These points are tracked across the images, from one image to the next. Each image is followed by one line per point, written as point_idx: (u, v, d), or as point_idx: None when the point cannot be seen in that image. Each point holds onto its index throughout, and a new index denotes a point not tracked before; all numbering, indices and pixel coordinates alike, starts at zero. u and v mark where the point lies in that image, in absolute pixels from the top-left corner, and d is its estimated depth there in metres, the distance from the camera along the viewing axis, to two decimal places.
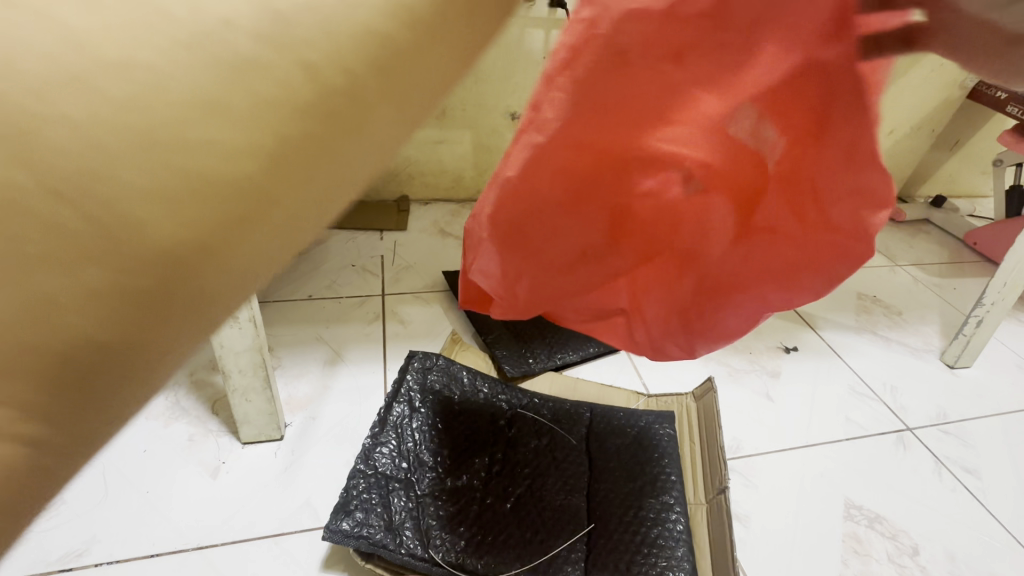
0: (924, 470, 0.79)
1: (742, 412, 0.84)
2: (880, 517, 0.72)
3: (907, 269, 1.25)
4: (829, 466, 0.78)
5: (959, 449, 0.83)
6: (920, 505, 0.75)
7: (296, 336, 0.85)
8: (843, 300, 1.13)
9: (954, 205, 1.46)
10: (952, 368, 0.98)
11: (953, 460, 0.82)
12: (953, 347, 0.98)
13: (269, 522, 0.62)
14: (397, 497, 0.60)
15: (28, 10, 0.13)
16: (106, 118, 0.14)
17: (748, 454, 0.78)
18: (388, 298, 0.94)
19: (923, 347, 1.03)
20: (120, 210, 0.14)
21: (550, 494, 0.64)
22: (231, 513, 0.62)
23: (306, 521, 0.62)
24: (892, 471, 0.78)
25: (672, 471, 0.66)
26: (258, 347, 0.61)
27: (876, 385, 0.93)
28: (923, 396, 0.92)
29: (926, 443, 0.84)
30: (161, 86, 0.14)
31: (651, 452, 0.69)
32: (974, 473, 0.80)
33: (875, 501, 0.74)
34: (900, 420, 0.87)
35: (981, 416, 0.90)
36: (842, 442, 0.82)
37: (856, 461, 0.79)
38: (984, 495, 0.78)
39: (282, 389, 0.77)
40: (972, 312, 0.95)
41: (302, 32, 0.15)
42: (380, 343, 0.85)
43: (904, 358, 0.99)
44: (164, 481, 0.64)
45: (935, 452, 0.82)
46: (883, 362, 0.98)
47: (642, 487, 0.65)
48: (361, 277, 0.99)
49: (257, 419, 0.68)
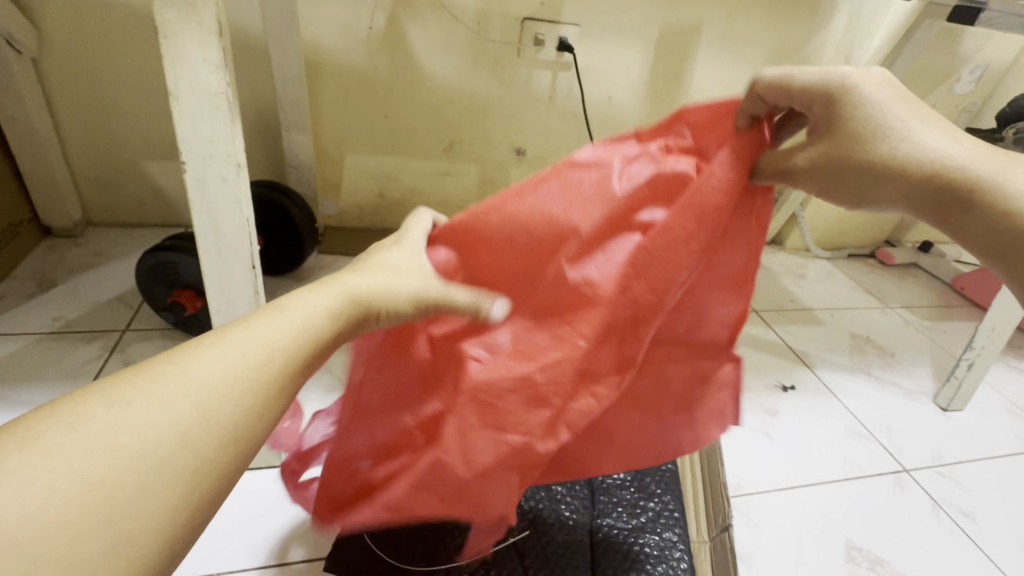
0: (922, 511, 0.80)
1: (742, 449, 0.84)
2: (881, 560, 0.72)
3: (898, 311, 1.28)
4: (829, 506, 0.78)
5: (956, 492, 0.84)
6: (917, 544, 0.75)
7: None
8: (838, 339, 1.15)
9: (940, 250, 1.51)
10: (945, 411, 1.00)
11: (950, 503, 0.82)
12: (945, 390, 1.00)
13: (269, 553, 0.60)
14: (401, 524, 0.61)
15: (168, 389, 0.26)
16: (206, 388, 0.27)
17: (749, 493, 0.78)
18: None
19: (917, 389, 1.04)
20: (218, 447, 0.26)
21: (554, 529, 0.63)
22: (226, 544, 0.60)
23: (306, 552, 0.61)
24: (891, 511, 0.79)
25: (675, 508, 0.66)
26: None
27: (872, 426, 0.94)
28: (919, 438, 0.93)
29: (923, 484, 0.84)
30: (235, 383, 0.28)
31: (653, 488, 0.69)
32: (971, 516, 0.81)
33: (875, 544, 0.74)
34: (896, 461, 0.88)
35: (974, 459, 0.91)
36: (841, 482, 0.82)
37: (857, 507, 0.79)
38: (981, 539, 0.78)
39: None
40: (963, 355, 0.98)
41: (296, 353, 0.31)
42: None
43: (899, 400, 1.01)
44: None
45: (933, 494, 0.83)
46: (878, 403, 0.99)
47: (644, 524, 0.64)
48: None
49: None
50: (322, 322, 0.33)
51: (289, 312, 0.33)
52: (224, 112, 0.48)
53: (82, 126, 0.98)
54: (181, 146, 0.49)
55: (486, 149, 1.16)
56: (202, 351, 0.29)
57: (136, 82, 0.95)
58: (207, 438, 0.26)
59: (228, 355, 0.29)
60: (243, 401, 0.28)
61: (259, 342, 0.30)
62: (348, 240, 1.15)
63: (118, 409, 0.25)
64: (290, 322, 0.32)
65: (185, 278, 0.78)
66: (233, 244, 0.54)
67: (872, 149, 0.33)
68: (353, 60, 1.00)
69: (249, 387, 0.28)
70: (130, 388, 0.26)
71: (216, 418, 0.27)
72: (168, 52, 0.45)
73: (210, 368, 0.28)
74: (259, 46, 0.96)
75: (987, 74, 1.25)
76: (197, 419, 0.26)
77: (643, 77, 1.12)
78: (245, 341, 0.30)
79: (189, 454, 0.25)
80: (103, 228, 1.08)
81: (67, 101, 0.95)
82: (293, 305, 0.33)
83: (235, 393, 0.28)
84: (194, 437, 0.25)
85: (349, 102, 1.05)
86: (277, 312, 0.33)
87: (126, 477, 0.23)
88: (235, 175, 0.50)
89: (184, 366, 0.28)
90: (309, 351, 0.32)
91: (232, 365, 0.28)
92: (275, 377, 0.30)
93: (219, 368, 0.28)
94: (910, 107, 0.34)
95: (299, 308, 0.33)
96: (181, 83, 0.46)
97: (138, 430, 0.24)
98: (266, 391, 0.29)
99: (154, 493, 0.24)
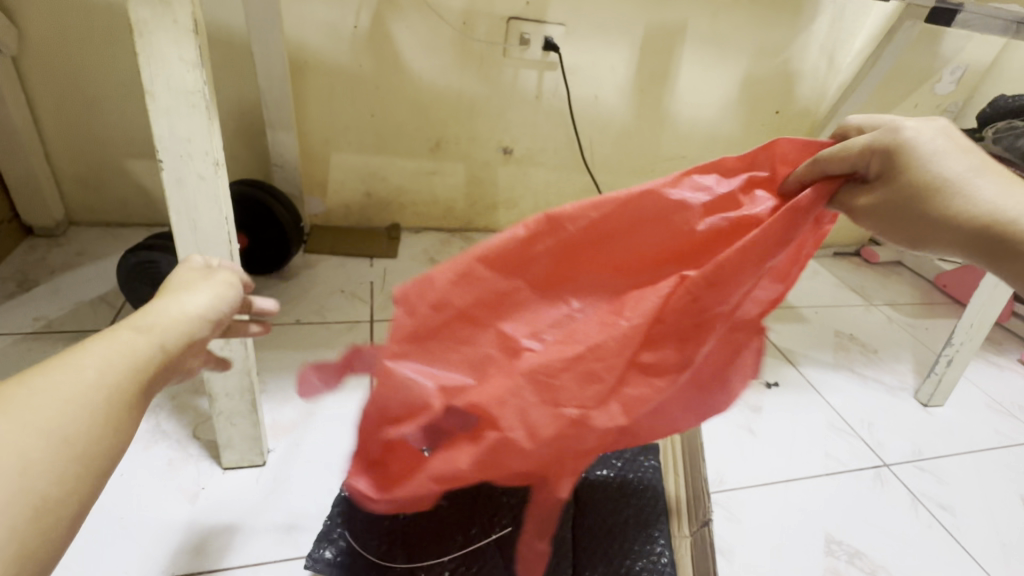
0: (901, 505, 0.81)
1: (725, 445, 0.85)
2: (860, 553, 0.73)
3: (881, 308, 1.30)
4: (810, 500, 0.79)
5: (934, 486, 0.85)
6: (896, 539, 0.76)
7: (282, 360, 0.85)
8: (822, 336, 1.16)
9: None
10: (925, 407, 1.01)
11: (929, 497, 0.83)
12: (926, 386, 1.01)
13: (248, 552, 0.60)
14: (381, 524, 0.61)
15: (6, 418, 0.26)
16: (47, 415, 0.27)
17: (731, 488, 0.79)
18: (376, 325, 0.95)
19: (899, 385, 1.06)
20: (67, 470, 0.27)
21: None
22: (205, 544, 0.60)
23: (286, 551, 0.61)
24: (870, 506, 0.80)
25: (657, 504, 0.67)
26: (246, 369, 0.61)
27: (854, 422, 0.95)
28: (900, 434, 0.94)
29: (902, 478, 0.86)
30: (81, 403, 0.29)
31: (636, 484, 0.69)
32: (949, 509, 0.82)
33: (855, 538, 0.75)
34: (877, 456, 0.89)
35: (954, 453, 0.92)
36: (822, 476, 0.83)
37: (837, 501, 0.80)
38: (958, 532, 0.79)
39: (267, 414, 0.76)
40: (943, 351, 0.99)
41: (133, 373, 0.33)
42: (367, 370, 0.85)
43: (880, 396, 1.02)
44: (141, 506, 0.63)
45: (912, 488, 0.84)
46: (860, 399, 1.00)
47: (628, 520, 0.65)
48: (351, 302, 0.99)
49: (240, 444, 0.67)
50: (141, 349, 0.34)
51: (108, 347, 0.33)
52: (200, 111, 0.48)
53: (63, 125, 0.97)
54: (157, 144, 0.48)
55: (474, 148, 1.16)
56: (36, 383, 0.29)
57: (118, 80, 0.94)
58: (44, 445, 0.27)
59: (63, 381, 0.29)
60: (86, 421, 0.29)
61: (94, 366, 0.31)
62: (334, 239, 1.15)
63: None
64: (111, 354, 0.32)
65: (166, 277, 0.78)
66: (212, 242, 0.54)
67: (936, 201, 0.38)
68: (338, 58, 1.00)
69: (90, 408, 0.29)
70: None
71: (66, 435, 0.28)
72: (142, 49, 0.45)
73: (48, 395, 0.28)
74: (242, 44, 0.95)
75: (967, 74, 1.27)
76: (45, 436, 0.27)
77: (628, 77, 1.12)
78: (77, 371, 0.30)
79: (38, 478, 0.26)
80: (86, 227, 1.07)
81: (48, 100, 0.94)
82: (102, 347, 0.33)
83: (80, 414, 0.29)
84: (36, 449, 0.26)
85: (335, 100, 1.05)
86: (90, 348, 0.32)
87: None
88: (212, 173, 0.50)
89: (18, 398, 0.27)
90: (143, 370, 0.33)
91: (61, 387, 0.29)
92: (117, 398, 0.31)
93: (53, 393, 0.28)
94: (967, 159, 0.39)
95: (108, 347, 0.33)
96: (157, 81, 0.46)
97: None
98: (112, 402, 0.31)
99: (10, 494, 0.24)
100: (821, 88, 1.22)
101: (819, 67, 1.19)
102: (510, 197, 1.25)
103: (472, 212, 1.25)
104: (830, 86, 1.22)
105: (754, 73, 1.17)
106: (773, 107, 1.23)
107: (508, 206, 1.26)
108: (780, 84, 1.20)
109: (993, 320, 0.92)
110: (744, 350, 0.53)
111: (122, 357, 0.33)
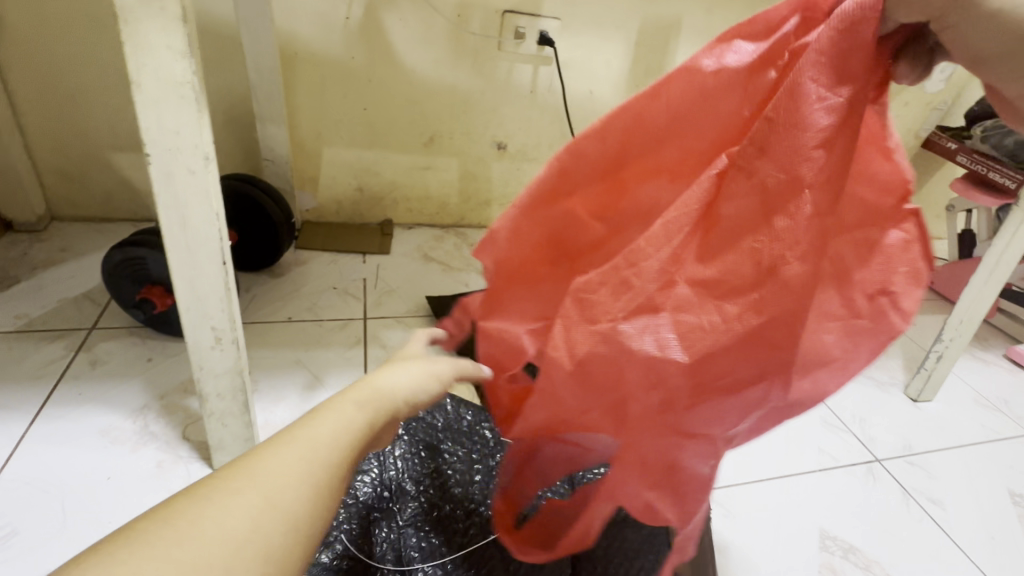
0: (893, 500, 0.82)
1: None
2: (854, 548, 0.74)
3: None
4: (804, 496, 0.80)
5: (925, 481, 0.86)
6: (887, 533, 0.77)
7: (274, 359, 0.83)
8: None
9: None
10: (915, 402, 1.03)
11: (920, 491, 0.84)
12: (916, 381, 1.02)
13: None
14: (379, 527, 0.60)
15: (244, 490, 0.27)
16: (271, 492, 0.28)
17: (727, 485, 0.79)
18: (370, 323, 0.93)
19: (889, 380, 1.07)
20: (286, 548, 0.27)
21: None
22: None
23: None
24: (863, 501, 0.81)
25: None
26: (238, 368, 0.60)
27: (846, 417, 0.96)
28: (891, 429, 0.95)
29: (895, 474, 0.87)
30: (303, 478, 0.29)
31: None
32: (939, 503, 0.83)
33: (849, 533, 0.76)
34: (869, 451, 0.90)
35: (943, 448, 0.94)
36: (816, 472, 0.84)
37: (833, 499, 0.80)
38: (948, 526, 0.80)
39: (259, 414, 0.74)
40: (932, 347, 1.00)
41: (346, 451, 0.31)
42: (362, 368, 0.84)
43: (872, 392, 1.03)
44: (130, 509, 0.61)
45: (903, 484, 0.85)
46: (852, 395, 1.01)
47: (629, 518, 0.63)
48: (343, 299, 0.98)
49: (233, 445, 0.65)
50: (354, 416, 0.33)
51: (330, 417, 0.32)
52: (190, 102, 0.46)
53: (44, 116, 0.94)
54: (144, 137, 0.47)
55: (467, 143, 1.15)
56: (273, 461, 0.29)
57: (101, 71, 0.91)
58: (272, 536, 0.27)
59: (294, 455, 0.30)
60: (301, 505, 0.28)
61: (309, 446, 0.30)
62: (326, 235, 1.13)
63: (200, 506, 0.26)
64: (334, 426, 0.32)
65: (154, 275, 0.76)
66: (202, 239, 0.52)
67: None
68: (330, 50, 0.98)
69: (304, 488, 0.29)
70: (215, 502, 0.27)
71: (281, 510, 0.27)
72: (129, 38, 0.43)
73: (279, 472, 0.29)
74: (231, 34, 0.93)
75: (956, 73, 1.28)
76: (265, 515, 0.27)
77: (623, 73, 1.12)
78: (305, 446, 0.30)
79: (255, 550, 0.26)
80: (69, 222, 1.04)
81: (28, 90, 0.91)
82: (327, 418, 0.32)
83: (294, 495, 0.28)
84: (271, 531, 0.27)
85: (327, 93, 1.02)
86: (318, 420, 0.32)
87: (216, 575, 0.24)
88: (203, 167, 0.49)
89: (262, 470, 0.28)
90: (356, 445, 0.32)
91: (300, 457, 0.30)
92: (329, 478, 0.30)
93: (284, 471, 0.29)
94: None
95: (333, 418, 0.32)
96: (143, 71, 0.44)
97: (223, 531, 0.26)
98: (325, 479, 0.30)
99: (242, 569, 0.25)
100: None
101: None
102: (504, 193, 1.24)
103: (466, 208, 1.24)
104: None
105: None
106: None
107: (503, 202, 1.25)
108: None
109: (982, 317, 0.93)
110: (890, 244, 0.39)
111: (341, 432, 0.32)
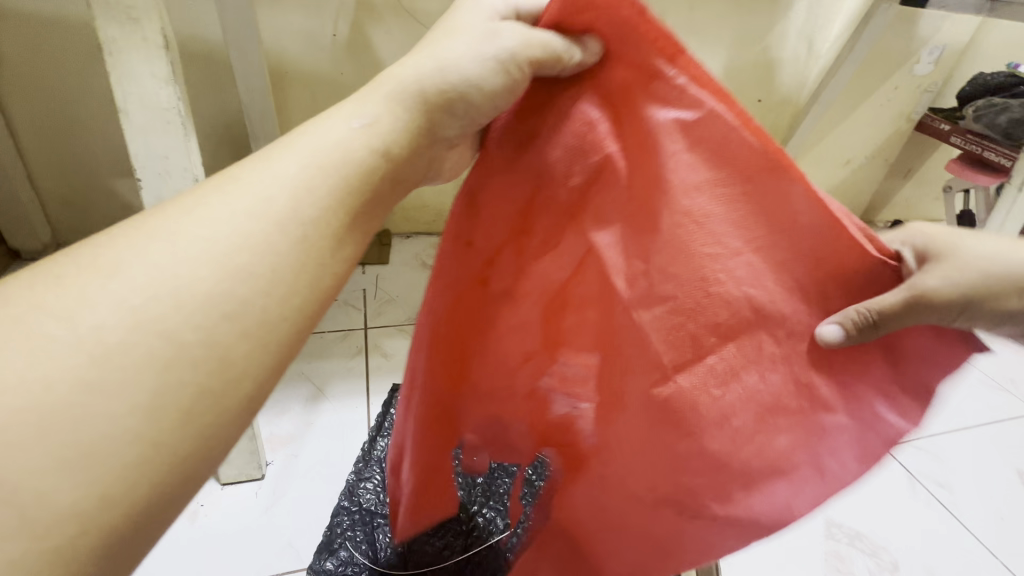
0: (901, 486, 0.81)
1: None
2: (860, 535, 0.74)
3: None
4: None
5: (931, 464, 0.86)
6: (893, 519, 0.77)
7: None
8: None
9: None
10: None
11: (927, 475, 0.84)
12: None
13: (252, 566, 0.61)
14: (381, 532, 0.61)
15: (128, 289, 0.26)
16: (190, 294, 0.27)
17: None
18: (370, 333, 0.94)
19: None
20: (188, 364, 0.26)
21: None
22: (206, 562, 0.60)
23: (290, 563, 0.61)
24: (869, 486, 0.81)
25: None
26: None
27: None
28: None
29: (900, 458, 0.86)
30: (240, 281, 0.28)
31: None
32: (947, 487, 0.83)
33: (855, 521, 0.76)
34: None
35: (950, 431, 0.93)
36: None
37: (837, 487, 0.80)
38: (957, 509, 0.80)
39: (263, 427, 0.76)
40: None
41: (271, 264, 0.30)
42: (363, 378, 0.85)
43: None
44: None
45: (909, 468, 0.85)
46: None
47: None
48: (343, 311, 0.99)
49: (237, 459, 0.67)
50: (310, 200, 0.32)
51: (268, 186, 0.32)
52: (176, 127, 0.48)
53: (46, 148, 0.97)
54: (134, 162, 0.48)
55: None
56: (185, 233, 0.29)
57: (99, 100, 0.94)
58: (169, 329, 0.26)
59: (217, 225, 0.29)
60: (213, 289, 0.28)
61: (244, 217, 0.30)
62: None
63: (100, 277, 0.27)
64: (277, 188, 0.32)
65: None
66: None
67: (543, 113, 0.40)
68: (319, 67, 1.00)
69: (240, 272, 0.29)
70: (106, 282, 0.26)
71: (173, 297, 0.27)
72: (114, 67, 0.45)
73: (188, 273, 0.27)
74: (222, 58, 0.95)
75: (945, 55, 1.28)
76: (168, 304, 0.27)
77: None
78: (239, 216, 0.30)
79: (153, 341, 0.26)
80: (75, 249, 1.07)
81: (29, 123, 0.94)
82: (269, 170, 0.32)
83: (198, 312, 0.27)
84: (176, 334, 0.26)
85: (318, 109, 1.05)
86: (252, 180, 0.32)
87: (79, 388, 0.24)
88: (192, 189, 0.51)
89: (168, 252, 0.28)
90: (304, 232, 0.31)
91: (215, 231, 0.29)
92: (250, 282, 0.29)
93: (189, 247, 0.28)
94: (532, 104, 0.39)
95: (274, 173, 0.32)
96: (130, 99, 0.46)
97: (112, 341, 0.25)
98: (246, 281, 0.29)
99: (108, 392, 0.24)
100: (802, 74, 1.23)
101: (798, 54, 1.20)
102: None
103: None
104: (811, 71, 1.23)
105: (735, 63, 1.18)
106: (755, 95, 1.24)
107: None
108: (761, 75, 1.21)
109: None
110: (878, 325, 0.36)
111: (287, 202, 0.31)
